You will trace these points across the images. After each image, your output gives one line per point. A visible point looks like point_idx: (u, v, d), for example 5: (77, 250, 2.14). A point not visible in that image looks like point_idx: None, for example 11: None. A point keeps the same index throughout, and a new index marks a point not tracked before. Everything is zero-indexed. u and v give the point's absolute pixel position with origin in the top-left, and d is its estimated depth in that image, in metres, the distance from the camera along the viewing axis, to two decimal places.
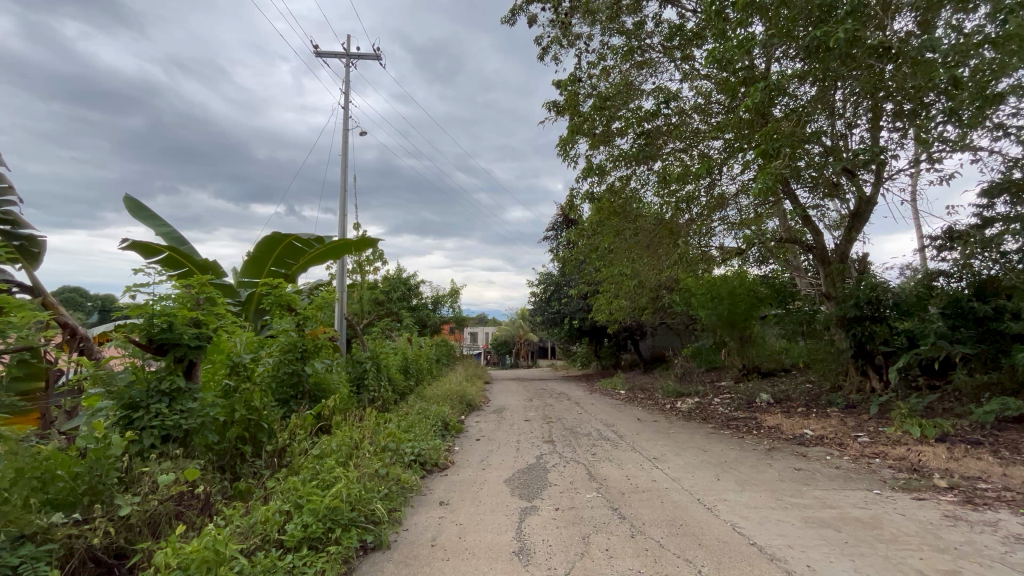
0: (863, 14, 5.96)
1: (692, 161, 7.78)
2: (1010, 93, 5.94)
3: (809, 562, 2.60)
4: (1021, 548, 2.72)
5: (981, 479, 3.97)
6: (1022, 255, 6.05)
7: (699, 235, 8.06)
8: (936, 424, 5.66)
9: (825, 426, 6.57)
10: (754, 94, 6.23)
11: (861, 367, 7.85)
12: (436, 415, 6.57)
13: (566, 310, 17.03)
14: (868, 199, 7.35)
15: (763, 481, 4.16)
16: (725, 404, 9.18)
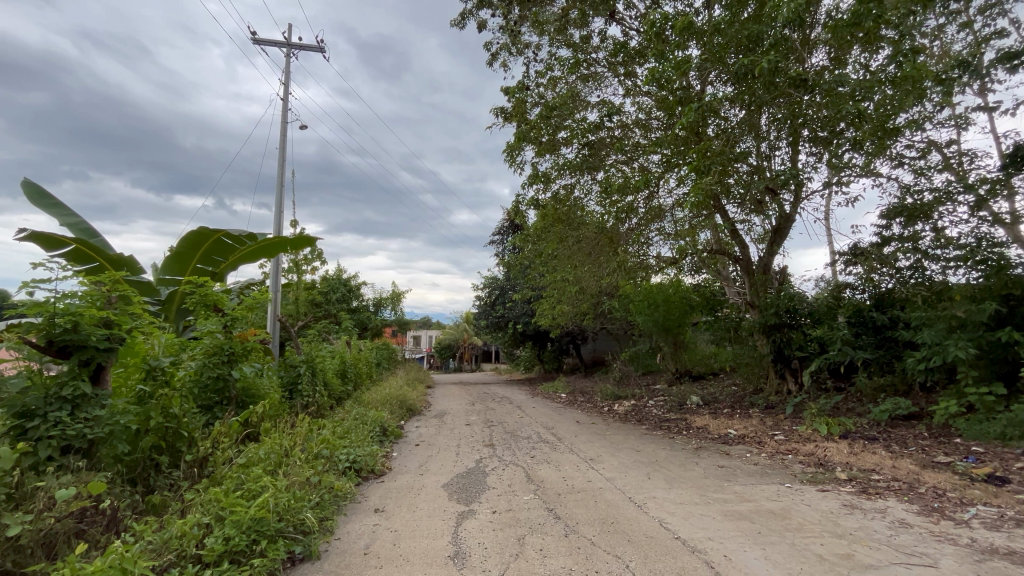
0: (784, 47, 6.51)
1: (632, 173, 8.11)
2: (905, 129, 6.72)
3: (726, 552, 2.79)
4: (904, 531, 3.06)
5: (874, 471, 4.43)
6: (914, 271, 6.79)
7: (637, 244, 8.41)
8: (840, 422, 6.25)
9: (746, 425, 7.06)
10: (689, 113, 6.64)
11: (779, 370, 8.47)
12: (375, 420, 6.41)
13: (510, 314, 17.16)
14: (787, 216, 8.00)
15: (689, 478, 4.41)
16: (658, 406, 9.64)
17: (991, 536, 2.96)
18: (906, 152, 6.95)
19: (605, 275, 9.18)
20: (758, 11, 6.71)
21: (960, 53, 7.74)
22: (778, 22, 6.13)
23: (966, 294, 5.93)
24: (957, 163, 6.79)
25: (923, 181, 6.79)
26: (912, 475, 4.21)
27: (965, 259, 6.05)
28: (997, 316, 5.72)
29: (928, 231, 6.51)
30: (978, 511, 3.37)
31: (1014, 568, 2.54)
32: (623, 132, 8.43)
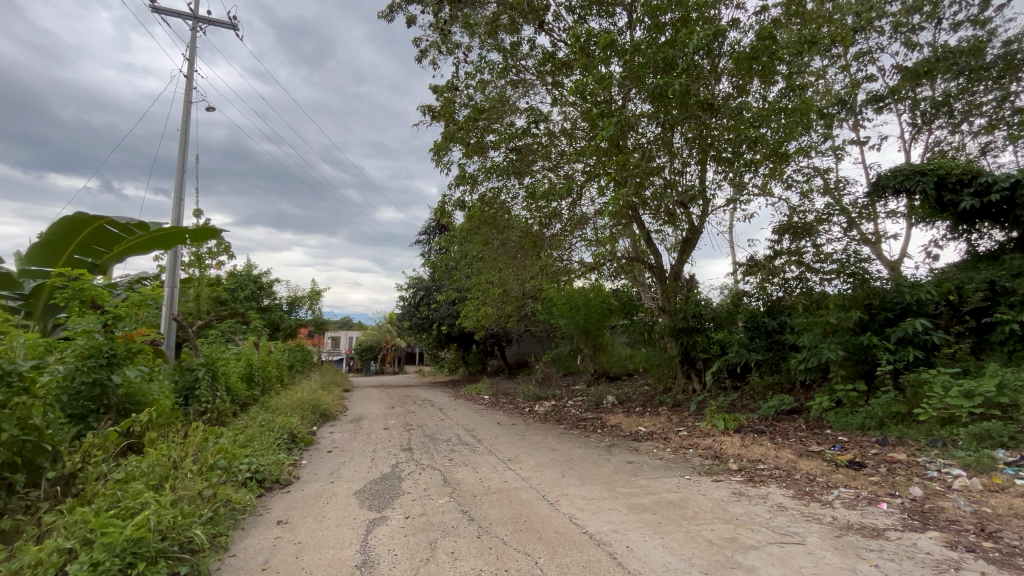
0: (695, 72, 7.06)
1: (558, 180, 8.36)
2: (794, 155, 7.54)
3: (628, 543, 2.95)
4: (781, 514, 3.42)
5: (761, 461, 4.91)
6: (798, 282, 7.60)
7: (560, 249, 8.68)
8: (735, 418, 6.87)
9: (654, 422, 7.54)
10: (609, 126, 7.00)
11: (686, 371, 9.12)
12: (283, 427, 6.03)
13: (435, 315, 16.93)
14: (696, 228, 8.64)
15: (600, 474, 4.61)
16: (577, 406, 9.98)
17: (848, 514, 3.40)
18: (794, 176, 7.82)
19: (529, 279, 9.36)
20: (673, 37, 7.22)
21: (839, 93, 8.88)
22: (690, 49, 6.65)
23: (838, 303, 6.77)
24: (834, 188, 7.75)
25: (807, 202, 7.67)
26: (791, 463, 4.73)
27: (838, 272, 6.92)
28: (861, 322, 6.60)
29: (810, 247, 7.35)
30: (839, 492, 3.86)
31: (863, 540, 2.94)
32: (549, 140, 8.68)
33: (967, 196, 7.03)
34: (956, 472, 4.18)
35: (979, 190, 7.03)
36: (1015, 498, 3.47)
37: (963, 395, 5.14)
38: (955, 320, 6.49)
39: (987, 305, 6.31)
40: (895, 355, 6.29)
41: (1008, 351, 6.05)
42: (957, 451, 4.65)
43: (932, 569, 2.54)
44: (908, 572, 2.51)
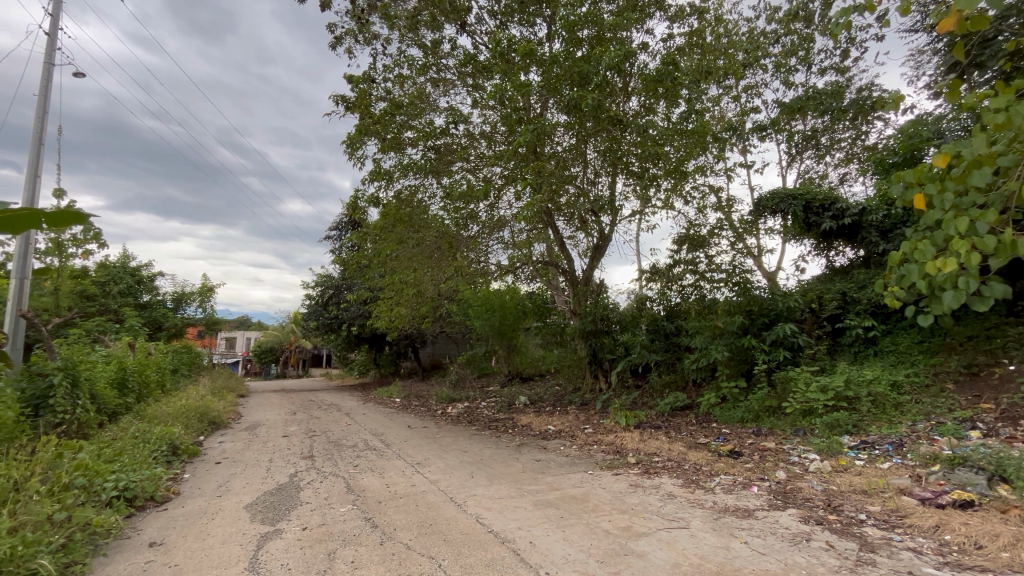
0: (607, 88, 7.46)
1: (476, 182, 8.40)
2: (692, 173, 8.26)
3: (531, 538, 3.03)
4: (670, 501, 3.73)
5: (656, 454, 5.31)
6: (692, 289, 8.22)
7: (477, 251, 8.73)
8: (636, 415, 7.35)
9: (562, 421, 7.83)
10: (527, 133, 7.18)
11: (593, 371, 9.59)
12: (161, 438, 5.39)
13: (345, 315, 16.16)
14: (606, 235, 9.13)
15: (508, 473, 4.69)
16: (490, 407, 10.08)
17: (726, 498, 3.79)
18: (691, 192, 8.56)
19: (445, 280, 9.23)
20: (588, 53, 7.59)
21: (730, 120, 9.89)
22: (602, 66, 7.04)
23: (725, 309, 7.51)
24: (724, 206, 8.60)
25: (702, 217, 8.43)
26: (681, 455, 5.17)
27: (725, 281, 7.68)
28: (743, 326, 7.38)
29: (704, 257, 8.07)
30: (720, 479, 4.28)
31: (736, 521, 3.30)
32: (469, 141, 8.67)
33: (827, 219, 8.16)
34: (813, 457, 4.83)
35: (836, 214, 8.20)
36: (854, 476, 4.10)
37: (820, 390, 5.95)
38: (816, 325, 7.49)
39: (840, 312, 7.37)
40: (769, 355, 7.13)
41: (854, 351, 7.11)
42: (814, 438, 5.38)
43: (789, 542, 2.91)
44: (770, 546, 2.86)
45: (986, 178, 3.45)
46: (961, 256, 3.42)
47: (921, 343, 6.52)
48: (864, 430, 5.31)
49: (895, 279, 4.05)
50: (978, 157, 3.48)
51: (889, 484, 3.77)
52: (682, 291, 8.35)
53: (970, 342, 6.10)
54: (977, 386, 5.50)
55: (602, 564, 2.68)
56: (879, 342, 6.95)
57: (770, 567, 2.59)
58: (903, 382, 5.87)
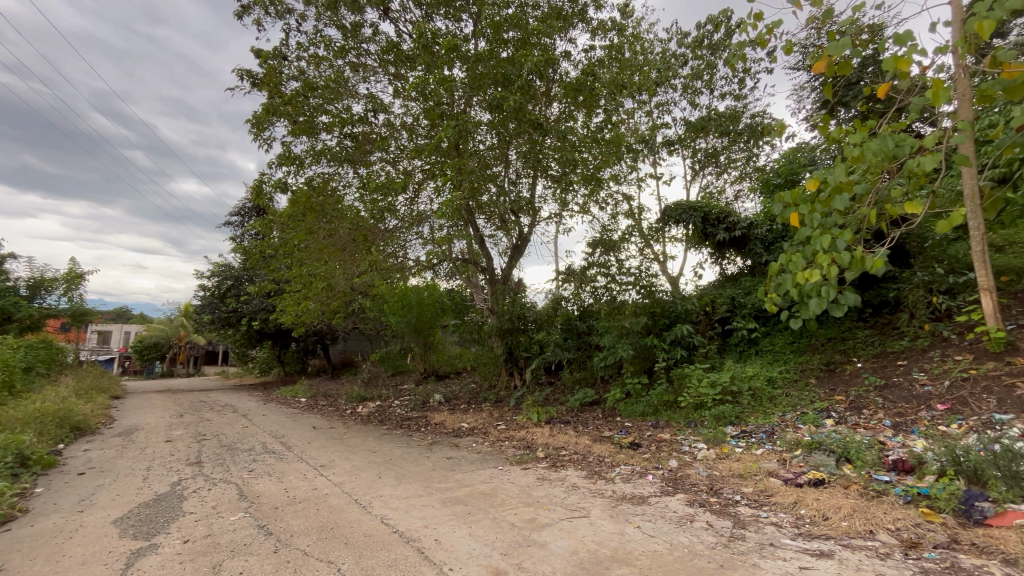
0: (530, 91, 7.60)
1: (396, 174, 8.16)
2: (607, 181, 8.70)
3: (437, 536, 3.02)
4: (574, 492, 3.91)
5: (564, 448, 5.53)
6: (603, 290, 8.66)
7: (393, 245, 8.47)
8: (547, 411, 7.59)
9: (476, 418, 7.87)
10: (448, 129, 7.11)
11: (509, 368, 9.78)
12: (6, 449, 4.61)
13: (245, 309, 14.91)
14: (524, 235, 9.32)
15: (417, 472, 4.63)
16: (402, 406, 9.87)
17: (624, 487, 4.05)
18: (605, 199, 9.02)
19: (358, 274, 8.83)
20: (512, 55, 7.69)
21: (642, 133, 10.57)
22: (524, 70, 7.19)
23: (632, 310, 8.01)
24: (635, 214, 9.17)
25: (614, 223, 8.91)
26: (586, 448, 5.43)
27: (634, 283, 8.19)
28: (647, 327, 7.90)
29: (615, 261, 8.53)
30: (620, 469, 4.57)
31: (632, 507, 3.54)
32: (389, 132, 8.40)
33: (721, 230, 8.99)
34: (701, 446, 5.32)
35: (729, 227, 9.06)
36: (733, 462, 4.58)
37: (710, 385, 6.56)
38: (710, 326, 8.24)
39: (729, 315, 8.16)
40: (668, 354, 7.72)
41: (739, 350, 7.92)
42: (703, 429, 5.93)
43: (676, 524, 3.18)
44: (659, 529, 3.10)
45: (844, 203, 4.04)
46: (824, 269, 3.98)
47: (792, 343, 7.42)
48: (744, 420, 5.95)
49: (773, 287, 4.59)
50: (839, 184, 4.07)
51: (760, 467, 4.26)
52: (595, 292, 8.75)
53: (828, 343, 7.07)
54: (833, 380, 6.39)
55: (506, 556, 2.74)
56: (760, 342, 7.82)
57: (657, 548, 2.82)
58: (777, 378, 6.65)
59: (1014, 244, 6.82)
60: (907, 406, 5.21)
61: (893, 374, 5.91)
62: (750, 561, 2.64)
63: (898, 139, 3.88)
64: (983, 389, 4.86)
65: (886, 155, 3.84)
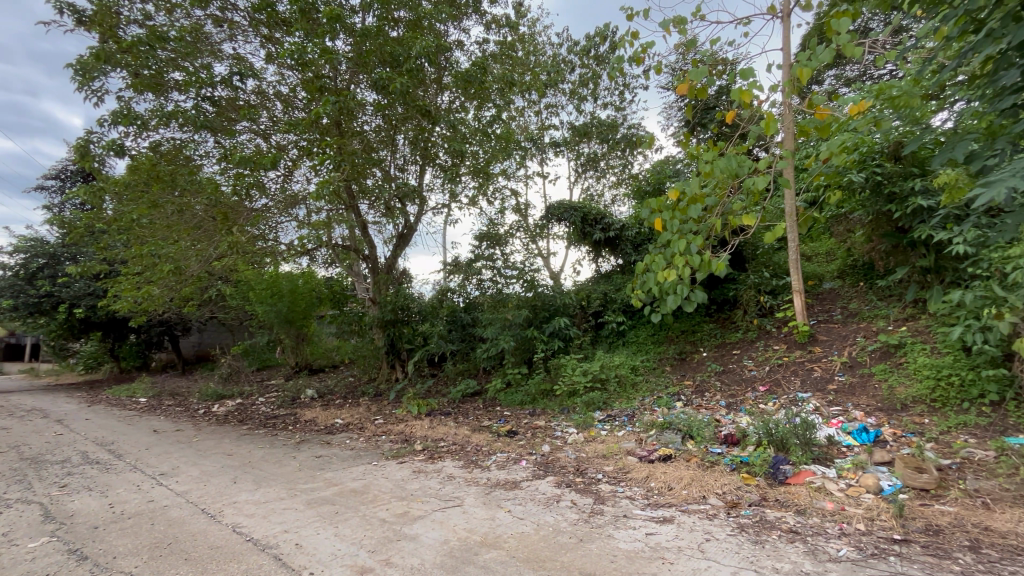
0: (419, 76, 7.37)
1: (265, 149, 7.36)
2: (495, 176, 8.80)
3: (298, 541, 2.81)
4: (449, 483, 3.92)
5: (442, 439, 5.52)
6: (489, 283, 8.80)
7: (261, 226, 7.64)
8: (428, 403, 7.50)
9: (352, 413, 7.49)
10: (328, 104, 6.60)
11: (390, 361, 9.48)
12: None
13: (65, 293, 12.40)
14: (411, 224, 9.08)
15: (280, 474, 4.26)
16: (268, 403, 9.03)
17: (498, 474, 4.17)
18: (494, 193, 9.14)
19: (216, 257, 7.78)
20: (402, 36, 7.38)
21: (531, 131, 10.90)
22: (413, 52, 6.95)
23: (514, 303, 8.27)
24: (521, 209, 9.43)
25: (501, 218, 9.08)
26: (465, 438, 5.49)
27: (517, 277, 8.46)
28: (528, 319, 8.21)
29: (500, 254, 8.71)
30: (496, 457, 4.69)
31: (504, 493, 3.66)
32: (259, 101, 7.56)
33: (598, 230, 9.64)
34: (571, 431, 5.69)
35: (605, 227, 9.75)
36: (598, 443, 4.97)
37: (582, 373, 7.03)
38: (584, 319, 8.80)
39: (602, 309, 8.82)
40: (547, 345, 8.09)
41: (609, 341, 8.62)
42: (574, 415, 6.34)
43: (543, 505, 3.36)
44: (528, 511, 3.25)
45: (698, 212, 4.60)
46: (679, 269, 4.51)
47: (652, 335, 8.27)
48: (609, 406, 6.50)
49: (639, 284, 5.07)
50: (694, 195, 4.63)
51: (620, 447, 4.69)
52: (480, 284, 8.82)
53: (681, 335, 8.02)
54: (683, 368, 7.25)
55: (373, 554, 2.65)
56: (626, 334, 8.58)
57: (524, 529, 2.94)
58: (640, 367, 7.34)
59: (817, 255, 8.36)
60: (737, 388, 6.14)
61: (729, 361, 6.89)
62: (606, 532, 2.90)
63: (739, 160, 4.50)
64: (791, 372, 5.90)
65: (730, 173, 4.44)
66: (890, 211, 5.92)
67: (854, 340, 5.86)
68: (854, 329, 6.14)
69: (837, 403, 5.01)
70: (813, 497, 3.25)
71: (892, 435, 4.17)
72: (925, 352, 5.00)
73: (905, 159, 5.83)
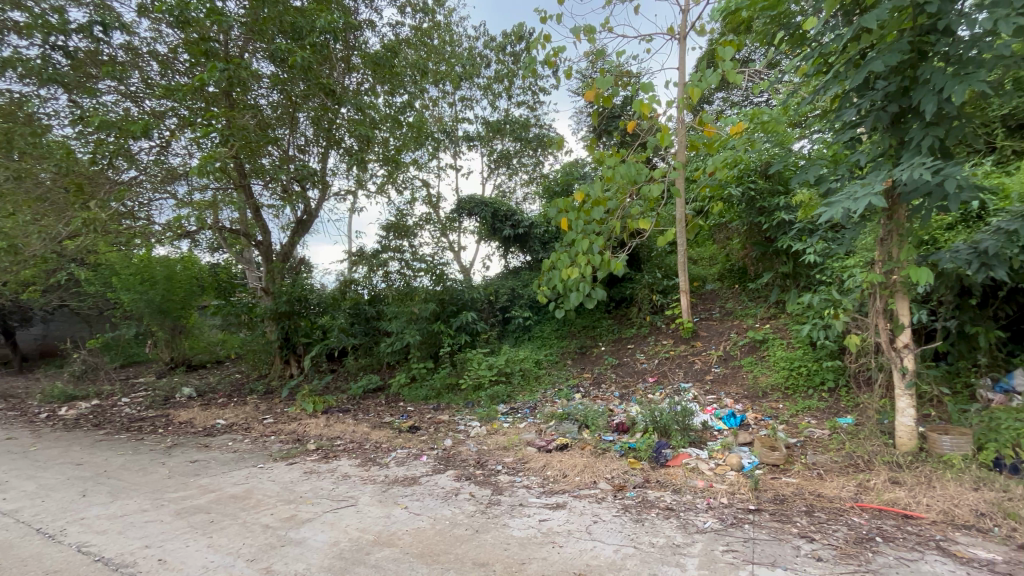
0: (323, 52, 6.88)
1: (136, 114, 6.42)
2: (406, 165, 8.56)
3: (161, 556, 2.51)
4: (343, 482, 3.75)
5: (338, 437, 5.25)
6: (396, 275, 8.53)
7: (128, 202, 6.66)
8: (325, 400, 7.08)
9: (237, 413, 6.84)
10: (213, 70, 5.91)
11: (284, 356, 8.82)
12: None
13: None
14: (312, 210, 8.52)
15: (144, 483, 3.77)
16: (134, 404, 7.94)
17: (397, 470, 4.08)
18: (404, 182, 8.88)
19: (67, 237, 6.37)
20: (305, 6, 6.84)
21: (444, 123, 10.73)
22: (316, 26, 6.47)
23: (421, 296, 8.13)
24: (432, 201, 9.27)
25: (410, 208, 8.85)
26: (363, 435, 5.28)
27: (426, 271, 8.32)
28: (435, 313, 8.10)
29: (409, 246, 8.48)
30: (395, 453, 4.57)
31: (402, 489, 3.58)
32: (129, 58, 6.57)
33: (508, 226, 9.77)
34: (474, 424, 5.74)
35: (514, 224, 9.92)
36: (499, 436, 5.05)
37: (487, 367, 7.09)
38: (492, 314, 8.88)
39: (509, 304, 8.98)
40: (454, 339, 8.00)
41: (515, 336, 8.78)
42: (478, 409, 6.39)
43: (441, 499, 3.34)
44: (425, 506, 3.22)
45: (600, 214, 4.87)
46: (581, 268, 4.75)
47: (556, 330, 8.61)
48: (513, 399, 6.65)
49: (545, 281, 5.23)
50: (597, 198, 4.92)
51: (521, 439, 4.82)
52: (387, 276, 8.53)
53: (582, 330, 8.45)
54: (583, 361, 7.63)
55: (252, 563, 2.45)
56: (532, 329, 8.82)
57: (420, 525, 2.91)
58: (543, 361, 7.59)
59: (702, 259, 9.24)
60: (630, 379, 6.61)
61: (624, 355, 7.39)
62: (501, 522, 2.96)
63: (637, 168, 4.84)
64: (675, 365, 6.49)
65: (629, 179, 4.75)
66: (760, 223, 6.73)
67: (728, 336, 6.58)
68: (728, 326, 6.89)
69: (712, 392, 5.60)
70: (687, 476, 3.61)
71: (754, 419, 4.76)
72: (782, 346, 5.77)
73: (773, 178, 6.58)
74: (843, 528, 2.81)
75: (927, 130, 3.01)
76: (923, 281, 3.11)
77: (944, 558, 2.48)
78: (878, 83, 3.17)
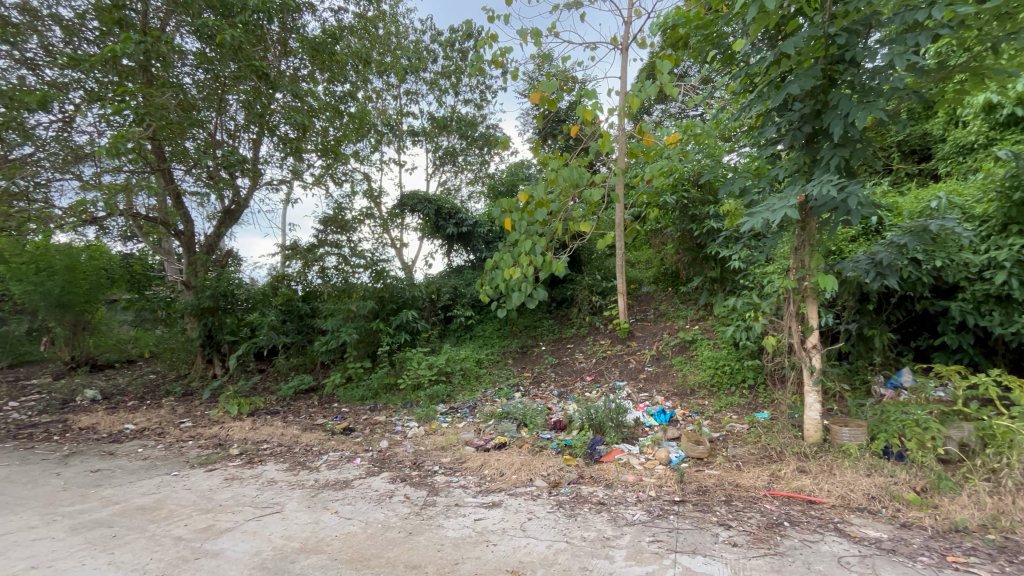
0: (257, 33, 6.48)
1: (33, 83, 5.73)
2: (345, 157, 8.24)
3: None
4: (268, 488, 3.55)
5: (265, 441, 4.96)
6: (333, 271, 8.19)
7: (22, 182, 5.93)
8: (251, 401, 6.66)
9: (149, 417, 6.28)
10: (126, 42, 5.38)
11: (207, 355, 8.21)
12: None
13: None
14: (241, 200, 7.99)
15: (33, 497, 3.37)
16: (24, 408, 7.08)
17: (328, 474, 3.91)
18: (343, 175, 8.55)
19: None
20: None
21: (389, 116, 10.45)
22: (249, 4, 6.08)
23: (360, 294, 7.87)
24: (373, 195, 9.00)
25: (350, 202, 8.53)
26: (293, 438, 5.01)
27: (365, 267, 8.05)
28: (374, 311, 7.86)
29: (347, 241, 8.17)
30: (327, 457, 4.38)
31: (333, 493, 3.44)
32: (25, 21, 5.84)
33: (451, 225, 9.68)
34: (412, 425, 5.63)
35: (458, 222, 9.85)
36: (438, 436, 4.98)
37: (427, 367, 6.96)
38: (434, 312, 8.74)
39: (451, 303, 8.88)
40: (393, 338, 7.80)
41: (457, 335, 8.69)
42: (416, 409, 6.27)
43: (373, 502, 3.24)
44: (357, 510, 3.11)
45: (543, 216, 4.93)
46: (523, 268, 4.80)
47: (498, 330, 8.62)
48: (453, 398, 6.59)
49: (487, 280, 5.23)
50: (540, 200, 4.98)
51: (459, 438, 4.79)
52: (323, 272, 8.18)
53: (524, 330, 8.52)
54: (524, 360, 7.71)
55: None
56: (474, 328, 8.78)
57: (350, 529, 2.81)
58: (483, 360, 7.58)
59: (639, 263, 9.61)
60: (569, 378, 6.76)
61: (564, 354, 7.54)
62: (436, 523, 2.92)
63: (579, 172, 4.96)
64: (612, 364, 6.71)
65: (571, 183, 4.86)
66: (692, 230, 7.12)
67: (661, 337, 6.90)
68: (661, 327, 7.22)
69: (645, 390, 5.84)
70: (619, 471, 3.74)
71: (681, 416, 5.02)
72: (709, 346, 6.12)
73: (704, 187, 6.97)
74: (757, 515, 3.03)
75: (835, 151, 3.30)
76: (829, 288, 3.42)
77: (841, 538, 2.73)
78: (794, 105, 3.45)
